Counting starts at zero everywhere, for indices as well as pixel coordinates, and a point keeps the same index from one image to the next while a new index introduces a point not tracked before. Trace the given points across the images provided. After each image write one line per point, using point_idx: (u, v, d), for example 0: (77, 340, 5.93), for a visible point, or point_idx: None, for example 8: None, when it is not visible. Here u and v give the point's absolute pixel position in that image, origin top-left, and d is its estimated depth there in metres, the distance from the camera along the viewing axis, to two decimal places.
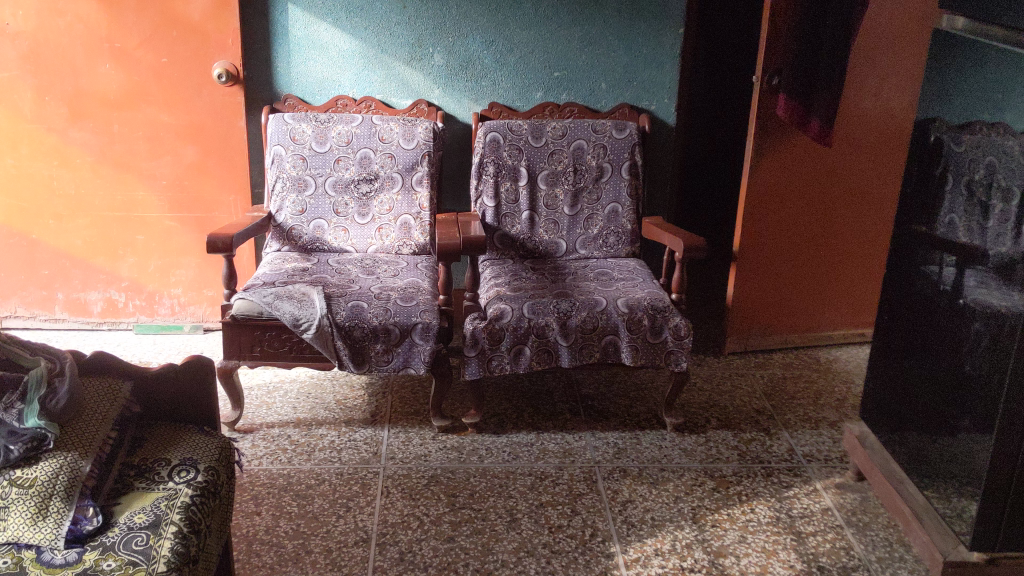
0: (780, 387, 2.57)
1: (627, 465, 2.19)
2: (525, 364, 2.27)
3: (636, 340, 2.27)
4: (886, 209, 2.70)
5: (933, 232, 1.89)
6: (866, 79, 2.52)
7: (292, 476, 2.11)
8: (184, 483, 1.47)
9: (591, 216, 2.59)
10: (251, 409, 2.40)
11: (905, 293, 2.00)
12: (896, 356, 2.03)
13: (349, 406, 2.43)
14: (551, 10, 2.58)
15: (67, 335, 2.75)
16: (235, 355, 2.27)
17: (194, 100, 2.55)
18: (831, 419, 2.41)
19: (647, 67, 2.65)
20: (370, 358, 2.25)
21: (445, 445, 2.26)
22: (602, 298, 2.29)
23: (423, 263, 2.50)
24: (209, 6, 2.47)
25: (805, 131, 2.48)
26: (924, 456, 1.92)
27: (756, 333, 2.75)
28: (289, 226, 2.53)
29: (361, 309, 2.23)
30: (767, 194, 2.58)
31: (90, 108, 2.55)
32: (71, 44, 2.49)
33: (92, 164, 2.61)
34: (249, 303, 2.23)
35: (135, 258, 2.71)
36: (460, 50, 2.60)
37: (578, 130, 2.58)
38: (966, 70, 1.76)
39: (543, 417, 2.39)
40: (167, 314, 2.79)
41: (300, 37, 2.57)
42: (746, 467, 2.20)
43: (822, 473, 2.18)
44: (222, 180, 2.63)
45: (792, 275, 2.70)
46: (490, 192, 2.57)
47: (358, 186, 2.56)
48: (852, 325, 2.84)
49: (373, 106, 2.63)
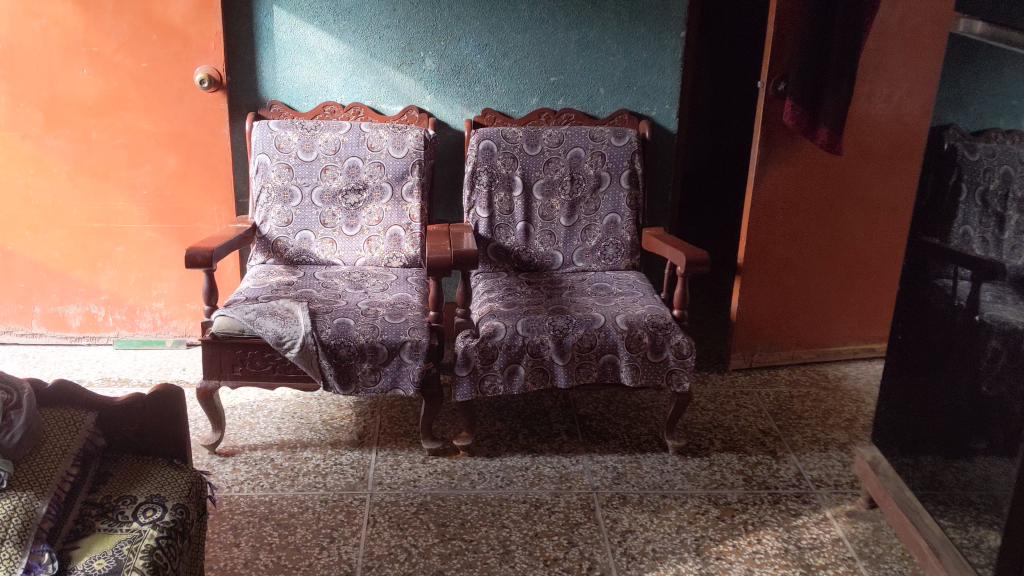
0: (787, 407, 2.48)
1: (626, 492, 2.08)
2: (519, 384, 2.16)
3: (636, 359, 2.16)
4: (896, 219, 2.60)
5: (947, 245, 1.79)
6: (876, 84, 2.42)
7: (274, 503, 2.00)
8: (150, 524, 1.37)
9: (589, 227, 2.49)
10: (233, 430, 2.29)
11: (921, 311, 1.90)
12: (911, 378, 1.92)
13: (337, 426, 2.33)
14: (547, 12, 2.48)
15: (44, 350, 2.63)
16: (216, 376, 2.15)
17: (175, 106, 2.45)
18: (840, 441, 2.33)
19: (647, 72, 2.54)
20: (357, 378, 2.14)
21: (435, 470, 2.15)
22: (600, 314, 2.19)
23: (413, 277, 2.39)
24: (189, 8, 2.36)
25: (812, 140, 2.38)
26: (939, 483, 1.82)
27: (762, 348, 2.65)
28: (274, 238, 2.43)
29: (347, 326, 2.12)
30: (772, 204, 2.48)
31: (67, 115, 2.44)
32: (46, 48, 2.38)
33: (69, 172, 2.49)
34: (230, 320, 2.11)
35: (114, 271, 2.60)
36: (453, 54, 2.50)
37: (575, 137, 2.48)
38: (983, 77, 1.65)
39: (539, 439, 2.29)
40: (149, 328, 2.67)
41: (285, 40, 2.46)
42: (752, 493, 2.10)
43: (832, 500, 2.08)
44: (206, 190, 2.53)
45: (799, 288, 2.60)
46: (484, 202, 2.46)
47: (346, 197, 2.45)
48: (862, 340, 2.74)
49: (362, 112, 2.52)
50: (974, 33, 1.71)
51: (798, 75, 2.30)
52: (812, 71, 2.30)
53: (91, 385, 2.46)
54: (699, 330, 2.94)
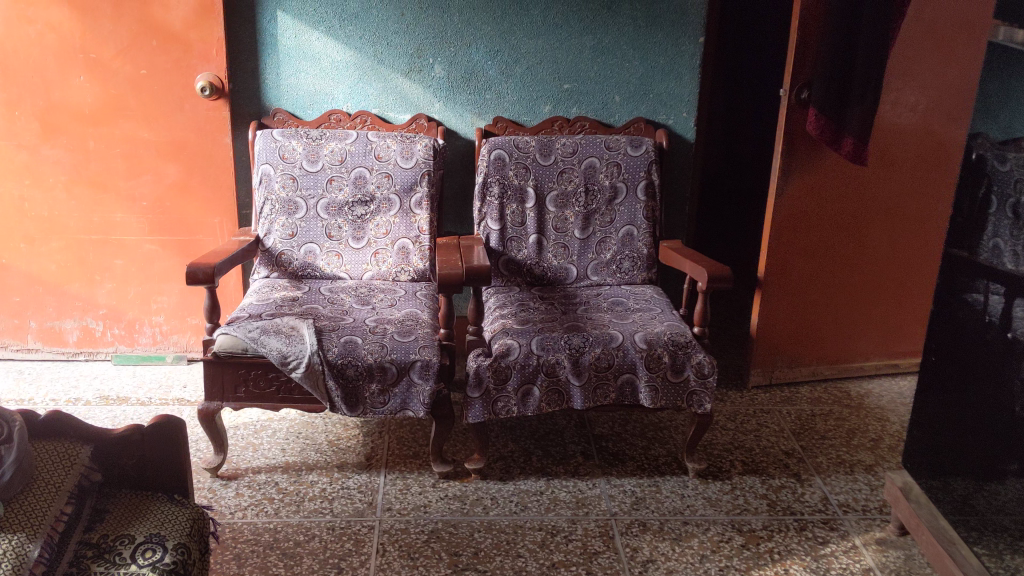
0: (809, 426, 2.41)
1: (646, 518, 2.00)
2: (533, 405, 2.08)
3: (656, 379, 2.08)
4: (921, 231, 2.53)
5: (976, 259, 1.70)
6: (902, 91, 2.33)
7: (279, 531, 1.91)
8: (149, 566, 1.28)
9: (603, 240, 2.40)
10: (235, 452, 2.21)
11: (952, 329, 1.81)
12: (941, 398, 1.84)
13: (343, 447, 2.24)
14: (561, 17, 2.39)
15: (40, 367, 2.54)
16: (218, 397, 2.07)
17: (175, 115, 2.36)
18: (866, 463, 2.25)
19: (664, 79, 2.45)
20: (364, 399, 2.06)
21: (446, 494, 2.07)
22: (617, 332, 2.10)
23: (422, 292, 2.31)
24: (190, 13, 2.28)
25: (837, 150, 2.30)
26: (972, 508, 1.73)
27: (782, 364, 2.58)
28: (278, 251, 2.34)
29: (355, 345, 2.04)
30: (793, 216, 2.40)
31: (63, 123, 2.36)
32: (41, 54, 2.29)
33: (66, 184, 2.41)
34: (233, 338, 2.02)
35: (112, 284, 2.51)
36: (463, 61, 2.41)
37: (590, 147, 2.39)
38: (1015, 82, 1.57)
39: (554, 461, 2.21)
40: (148, 343, 2.58)
41: (290, 46, 2.38)
42: (777, 519, 2.02)
43: (860, 527, 2.00)
44: (207, 201, 2.45)
45: (820, 302, 2.53)
46: (495, 214, 2.38)
47: (352, 209, 2.37)
48: (884, 355, 2.66)
49: (369, 121, 2.44)
50: (1013, 41, 1.60)
51: (823, 82, 2.22)
52: (838, 78, 2.21)
53: (88, 403, 2.37)
54: (716, 345, 2.85)
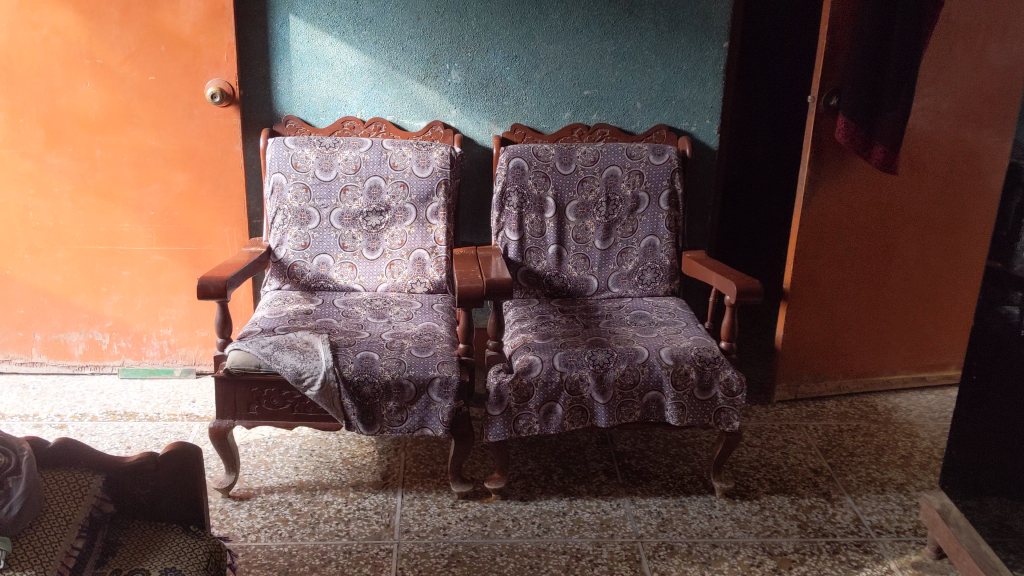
0: (837, 443, 2.33)
1: (673, 541, 1.93)
2: (556, 424, 2.01)
3: (682, 396, 2.01)
4: (950, 240, 2.46)
5: (1008, 269, 1.64)
6: (932, 98, 2.27)
7: (294, 554, 1.83)
8: None
9: (625, 250, 2.34)
10: (247, 470, 2.14)
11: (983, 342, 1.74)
12: (974, 414, 1.77)
13: (358, 465, 2.17)
14: (581, 22, 2.33)
15: (45, 380, 2.47)
16: (230, 415, 2.00)
17: (185, 122, 2.30)
18: (897, 481, 2.18)
19: (687, 85, 2.38)
20: (382, 417, 1.99)
21: (466, 515, 1.99)
22: (643, 348, 2.03)
23: (439, 304, 2.24)
24: (200, 18, 2.21)
25: (867, 159, 2.23)
26: (1010, 529, 1.66)
27: (807, 378, 2.51)
28: (290, 263, 2.28)
29: (371, 361, 1.97)
30: (820, 226, 2.34)
31: (69, 131, 2.29)
32: (46, 60, 2.23)
33: (71, 193, 2.34)
34: (246, 354, 1.95)
35: (119, 296, 2.44)
36: (481, 66, 2.34)
37: (611, 155, 2.33)
38: None
39: (576, 479, 2.14)
40: (156, 356, 2.51)
41: (302, 52, 2.31)
42: (808, 542, 1.94)
43: (895, 550, 1.93)
44: (217, 210, 2.38)
45: (846, 314, 2.46)
46: (514, 224, 2.31)
47: (367, 219, 2.30)
48: (912, 368, 2.59)
49: (383, 128, 2.37)
50: None
51: (852, 88, 2.15)
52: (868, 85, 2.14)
53: (95, 419, 2.30)
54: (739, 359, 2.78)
